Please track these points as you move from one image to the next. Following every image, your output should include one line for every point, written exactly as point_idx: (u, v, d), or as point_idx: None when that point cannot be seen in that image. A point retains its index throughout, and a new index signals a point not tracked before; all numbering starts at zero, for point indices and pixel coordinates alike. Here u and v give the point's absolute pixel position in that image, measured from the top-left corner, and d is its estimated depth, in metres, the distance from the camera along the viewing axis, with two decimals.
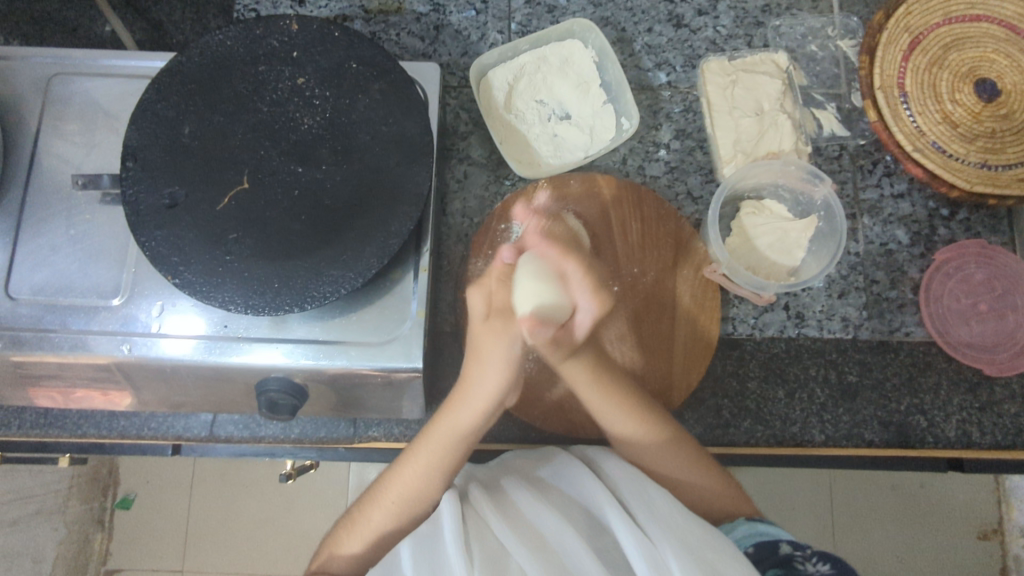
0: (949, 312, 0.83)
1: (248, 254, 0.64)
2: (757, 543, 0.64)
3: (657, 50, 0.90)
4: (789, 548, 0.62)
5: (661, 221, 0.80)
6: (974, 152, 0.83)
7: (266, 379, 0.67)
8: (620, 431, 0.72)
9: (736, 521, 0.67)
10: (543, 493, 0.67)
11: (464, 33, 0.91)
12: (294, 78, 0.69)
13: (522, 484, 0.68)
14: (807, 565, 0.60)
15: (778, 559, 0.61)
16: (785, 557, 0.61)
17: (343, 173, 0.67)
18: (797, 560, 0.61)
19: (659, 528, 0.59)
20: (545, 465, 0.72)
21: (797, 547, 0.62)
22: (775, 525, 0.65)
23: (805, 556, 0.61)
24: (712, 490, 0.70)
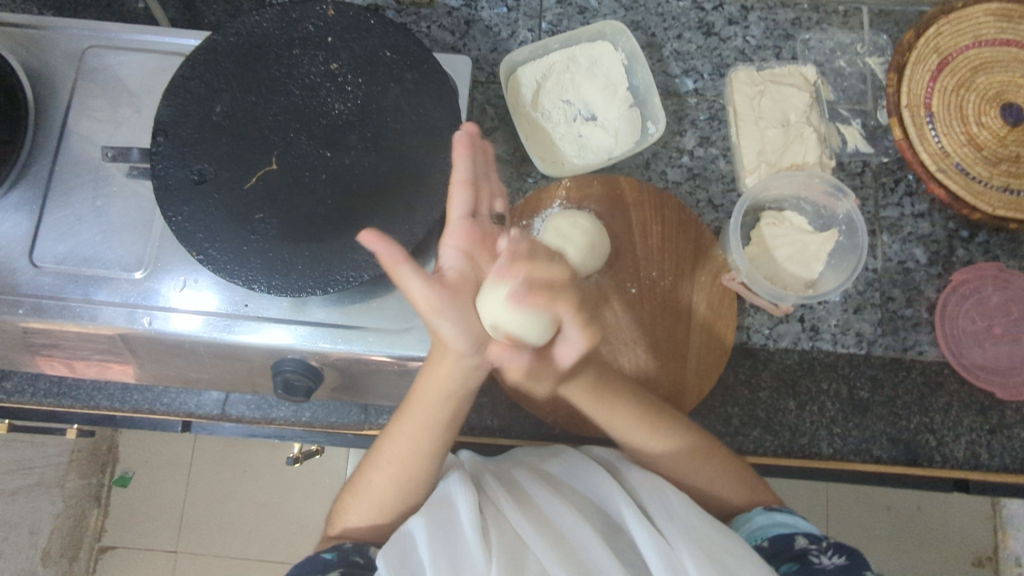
0: (964, 333, 0.83)
1: (273, 234, 0.65)
2: (771, 536, 0.65)
3: (685, 57, 0.91)
4: (805, 541, 0.64)
5: (678, 223, 0.80)
6: (997, 176, 0.84)
7: (282, 359, 0.68)
8: (648, 450, 0.71)
9: (752, 511, 0.68)
10: (557, 488, 0.67)
11: (495, 29, 0.91)
12: (327, 63, 0.70)
13: (535, 477, 0.68)
14: (824, 560, 0.62)
15: (793, 554, 0.63)
16: (800, 552, 0.63)
17: (371, 159, 0.67)
18: (814, 554, 0.63)
19: (674, 529, 0.60)
20: (556, 457, 0.73)
21: (813, 541, 0.64)
22: (790, 515, 0.67)
23: (819, 548, 0.63)
24: (725, 489, 0.71)
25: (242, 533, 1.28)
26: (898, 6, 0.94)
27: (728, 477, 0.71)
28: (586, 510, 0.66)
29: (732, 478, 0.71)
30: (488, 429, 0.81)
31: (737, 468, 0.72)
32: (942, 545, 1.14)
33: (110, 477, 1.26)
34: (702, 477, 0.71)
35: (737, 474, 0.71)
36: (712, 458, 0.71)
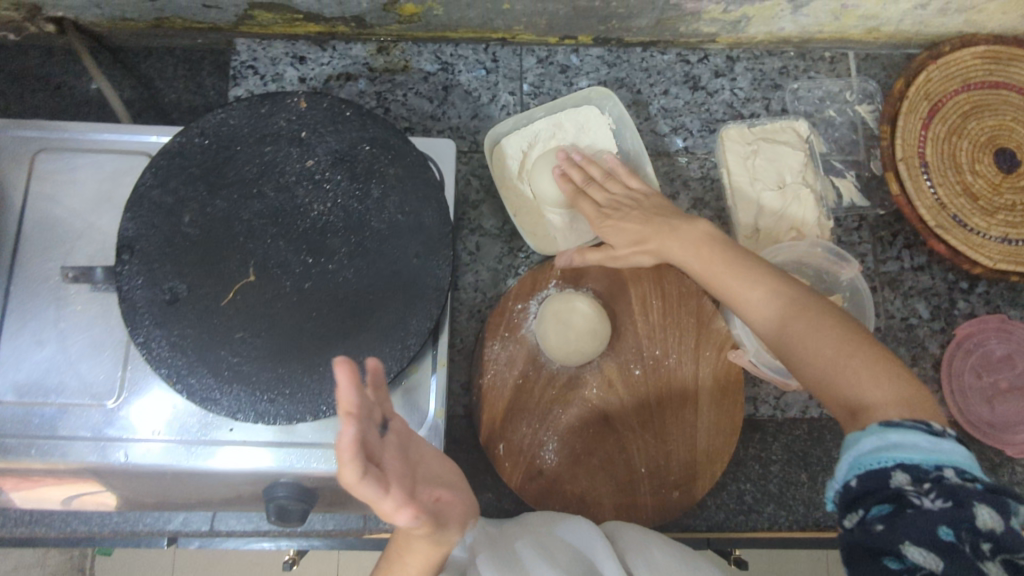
0: (969, 391, 0.81)
1: (256, 354, 0.60)
2: (867, 471, 0.46)
3: (674, 114, 0.88)
4: (905, 478, 0.44)
5: (677, 282, 0.76)
6: (995, 226, 0.83)
7: (274, 484, 0.63)
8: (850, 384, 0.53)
9: (865, 429, 0.48)
10: (542, 541, 0.63)
11: (474, 94, 0.88)
12: (303, 160, 0.65)
13: (525, 542, 0.63)
14: (925, 504, 0.42)
15: (890, 495, 0.44)
16: (895, 495, 0.43)
17: (356, 265, 0.63)
18: (912, 498, 0.43)
19: None
20: (553, 523, 0.67)
21: (916, 480, 0.43)
22: (912, 436, 0.45)
23: (921, 490, 0.43)
24: (873, 393, 0.51)
25: None
26: (883, 49, 0.92)
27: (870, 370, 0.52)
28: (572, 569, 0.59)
29: (884, 375, 0.52)
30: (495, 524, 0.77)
31: (886, 362, 0.53)
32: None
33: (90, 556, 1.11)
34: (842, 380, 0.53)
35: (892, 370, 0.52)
36: (849, 347, 0.54)
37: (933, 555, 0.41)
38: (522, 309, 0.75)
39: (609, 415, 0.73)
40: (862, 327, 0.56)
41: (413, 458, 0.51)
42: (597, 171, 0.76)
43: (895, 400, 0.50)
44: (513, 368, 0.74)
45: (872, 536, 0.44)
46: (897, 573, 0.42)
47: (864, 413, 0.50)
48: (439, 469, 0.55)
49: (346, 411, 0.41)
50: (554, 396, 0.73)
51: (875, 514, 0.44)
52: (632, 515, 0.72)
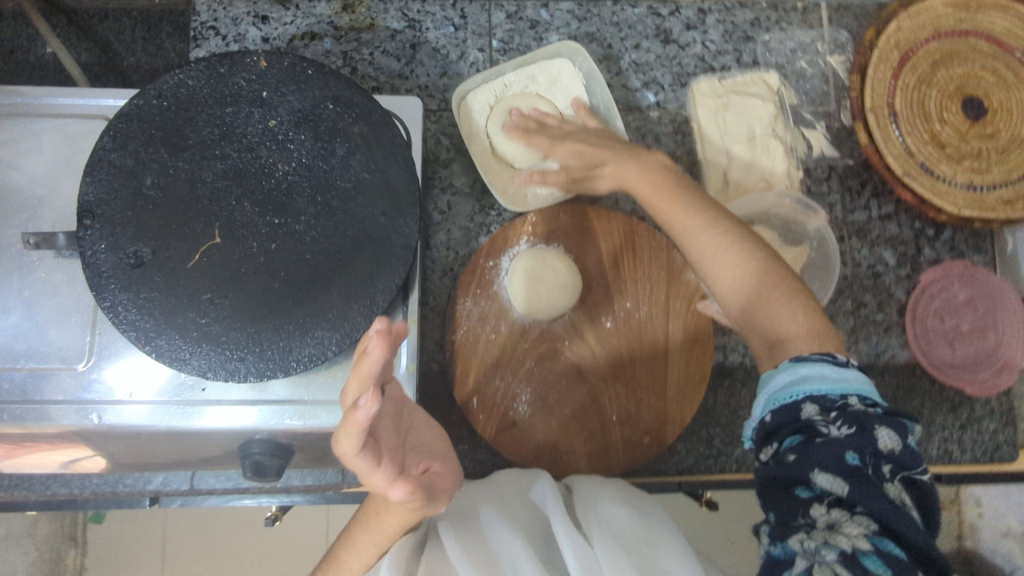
0: (932, 333, 0.84)
1: (225, 316, 0.61)
2: (776, 409, 0.51)
3: (645, 68, 0.87)
4: (814, 409, 0.49)
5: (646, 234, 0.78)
6: (961, 173, 0.84)
7: (249, 441, 0.64)
8: (767, 318, 0.59)
9: (778, 367, 0.54)
10: (501, 498, 0.66)
11: (443, 52, 0.87)
12: (265, 120, 0.65)
13: (491, 502, 0.65)
14: (830, 431, 0.48)
15: (799, 427, 0.49)
16: (804, 424, 0.49)
17: (323, 223, 0.63)
18: (820, 426, 0.48)
19: (598, 528, 0.57)
20: (524, 483, 0.68)
21: (824, 411, 0.49)
22: (817, 368, 0.51)
23: (828, 420, 0.48)
24: (791, 322, 0.57)
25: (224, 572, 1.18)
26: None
27: (790, 306, 0.58)
28: (534, 530, 0.61)
29: (798, 309, 0.58)
30: (471, 476, 0.78)
31: (805, 299, 0.59)
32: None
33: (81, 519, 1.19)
34: (767, 306, 0.59)
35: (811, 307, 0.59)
36: (771, 285, 0.59)
37: (841, 475, 0.46)
38: (494, 266, 0.76)
39: (577, 362, 0.75)
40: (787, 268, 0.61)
41: (403, 429, 0.55)
42: (553, 121, 0.78)
43: (806, 333, 0.57)
44: (486, 325, 0.75)
45: (785, 467, 0.48)
46: (808, 500, 0.47)
47: (780, 346, 0.57)
48: (427, 438, 0.59)
49: (364, 385, 0.43)
50: (527, 351, 0.75)
51: (788, 446, 0.50)
52: (605, 464, 0.74)
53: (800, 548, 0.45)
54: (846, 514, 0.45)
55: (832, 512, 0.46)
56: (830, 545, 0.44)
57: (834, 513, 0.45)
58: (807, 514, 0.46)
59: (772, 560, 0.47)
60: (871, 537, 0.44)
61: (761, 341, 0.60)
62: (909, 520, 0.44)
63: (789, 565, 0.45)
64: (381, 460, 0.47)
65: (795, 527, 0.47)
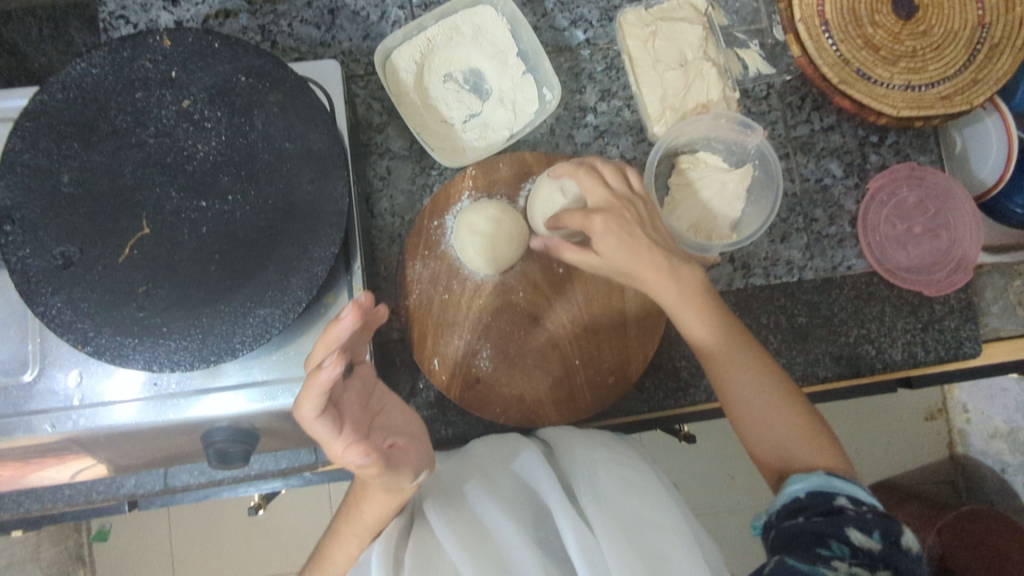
0: (885, 239, 0.85)
1: (165, 306, 0.60)
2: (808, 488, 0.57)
3: (570, 6, 0.85)
4: (858, 533, 0.52)
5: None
6: (898, 74, 0.82)
7: (212, 429, 0.64)
8: (765, 432, 0.64)
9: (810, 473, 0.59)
10: (492, 478, 0.63)
11: (363, 14, 0.84)
12: (178, 101, 0.62)
13: (476, 477, 0.63)
14: (856, 512, 0.54)
15: (825, 507, 0.55)
16: (836, 510, 0.54)
17: (252, 200, 0.62)
18: (850, 519, 0.53)
19: (599, 511, 0.55)
20: (507, 454, 0.67)
21: (864, 530, 0.52)
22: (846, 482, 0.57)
23: (857, 511, 0.54)
24: (777, 427, 0.64)
25: (235, 561, 1.21)
26: None
27: (784, 419, 0.64)
28: (521, 503, 0.60)
29: (801, 424, 0.64)
30: (444, 439, 0.78)
31: (799, 408, 0.65)
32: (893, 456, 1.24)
33: (87, 534, 1.20)
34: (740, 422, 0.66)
35: (812, 431, 0.64)
36: (794, 424, 0.64)
37: (869, 543, 0.52)
38: (438, 226, 0.75)
39: (538, 314, 0.75)
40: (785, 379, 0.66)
41: (374, 405, 0.56)
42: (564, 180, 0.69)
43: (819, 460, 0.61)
44: (438, 285, 0.74)
45: (813, 525, 0.53)
46: (831, 555, 0.51)
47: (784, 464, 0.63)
48: (400, 418, 0.59)
49: (330, 348, 0.48)
50: (483, 305, 0.75)
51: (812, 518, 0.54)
52: (573, 407, 0.75)
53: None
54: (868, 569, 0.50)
55: (854, 569, 0.50)
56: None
57: (860, 569, 0.50)
58: (829, 563, 0.50)
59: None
60: None
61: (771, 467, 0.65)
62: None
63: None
64: (343, 427, 0.50)
65: (820, 568, 0.50)
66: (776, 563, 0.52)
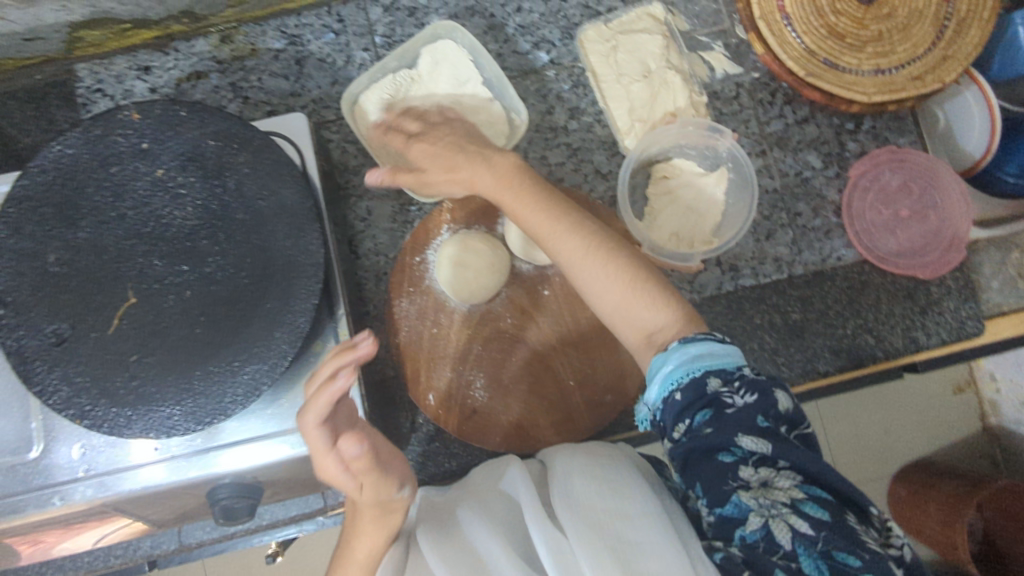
0: (873, 226, 0.84)
1: (156, 372, 0.61)
2: (683, 384, 0.53)
3: (531, 29, 0.86)
4: (750, 437, 0.48)
5: (577, 197, 0.77)
6: (866, 60, 0.81)
7: (217, 487, 0.65)
8: (631, 321, 0.61)
9: (667, 351, 0.56)
10: (485, 505, 0.62)
11: (329, 60, 0.86)
12: (152, 171, 0.64)
13: (471, 506, 0.63)
14: (736, 400, 0.50)
15: (704, 399, 0.51)
16: (711, 397, 0.51)
17: (233, 260, 0.63)
18: (726, 398, 0.51)
19: (562, 505, 0.53)
20: (501, 479, 0.66)
21: (748, 424, 0.49)
22: (704, 345, 0.55)
23: (733, 388, 0.51)
24: (633, 310, 0.61)
25: None
26: None
27: (643, 300, 0.61)
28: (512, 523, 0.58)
29: (657, 299, 0.61)
30: (449, 470, 0.79)
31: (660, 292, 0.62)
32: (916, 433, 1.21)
33: None
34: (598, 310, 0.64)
35: (663, 299, 0.61)
36: (639, 295, 0.61)
37: (760, 441, 0.48)
38: (421, 261, 0.76)
39: (527, 339, 0.75)
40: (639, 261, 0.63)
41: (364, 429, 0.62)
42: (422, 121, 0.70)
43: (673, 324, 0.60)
44: (425, 320, 0.75)
45: (706, 436, 0.49)
46: (733, 463, 0.48)
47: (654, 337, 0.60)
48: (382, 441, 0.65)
49: (345, 364, 0.54)
50: (473, 336, 0.75)
51: (698, 420, 0.51)
52: (572, 429, 0.75)
53: (754, 505, 0.46)
54: (771, 471, 0.47)
55: (760, 471, 0.47)
56: (770, 498, 0.46)
57: (765, 471, 0.47)
58: (739, 479, 0.47)
59: (721, 519, 0.47)
60: (802, 488, 0.46)
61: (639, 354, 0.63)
62: (831, 474, 0.47)
63: (742, 522, 0.46)
64: (339, 438, 0.56)
65: (732, 489, 0.47)
66: (708, 515, 0.48)
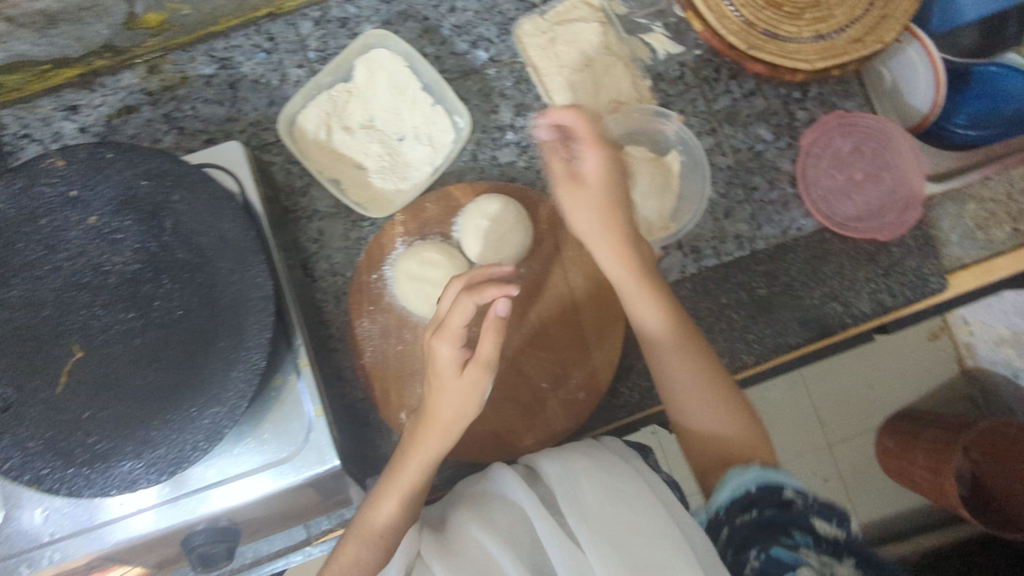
0: (828, 192, 0.84)
1: (111, 426, 0.59)
2: (757, 485, 0.56)
3: (467, 28, 0.84)
4: (820, 529, 0.51)
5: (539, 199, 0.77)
6: (806, 28, 0.80)
7: (190, 534, 0.64)
8: (699, 419, 0.66)
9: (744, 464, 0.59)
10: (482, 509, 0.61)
11: (263, 81, 0.84)
12: (85, 219, 0.62)
13: (469, 510, 0.62)
14: (811, 505, 0.53)
15: (777, 500, 0.54)
16: (785, 500, 0.53)
17: (180, 303, 0.61)
18: (799, 503, 0.53)
19: (577, 514, 0.53)
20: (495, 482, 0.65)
21: (820, 530, 0.51)
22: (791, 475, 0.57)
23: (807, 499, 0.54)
24: (708, 414, 0.65)
25: None
26: None
27: (719, 406, 0.65)
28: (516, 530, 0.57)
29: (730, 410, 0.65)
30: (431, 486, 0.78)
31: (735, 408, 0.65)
32: (894, 387, 1.22)
33: None
34: (655, 356, 0.69)
35: (737, 412, 0.65)
36: (719, 396, 0.66)
37: (829, 534, 0.51)
38: (377, 278, 0.75)
39: None
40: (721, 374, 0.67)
41: None
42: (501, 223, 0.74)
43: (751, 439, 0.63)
44: (389, 338, 0.74)
45: (774, 519, 0.52)
46: (797, 544, 0.50)
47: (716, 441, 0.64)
48: None
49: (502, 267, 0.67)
50: None
51: (767, 514, 0.53)
52: (549, 431, 0.74)
53: (810, 561, 0.48)
54: (833, 558, 0.49)
55: (821, 557, 0.49)
56: (828, 566, 0.48)
57: (827, 558, 0.49)
58: (800, 548, 0.49)
59: (772, 563, 0.49)
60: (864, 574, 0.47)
61: (697, 441, 0.66)
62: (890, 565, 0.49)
63: (794, 568, 0.48)
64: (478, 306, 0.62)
65: (791, 548, 0.49)
66: (756, 561, 0.50)
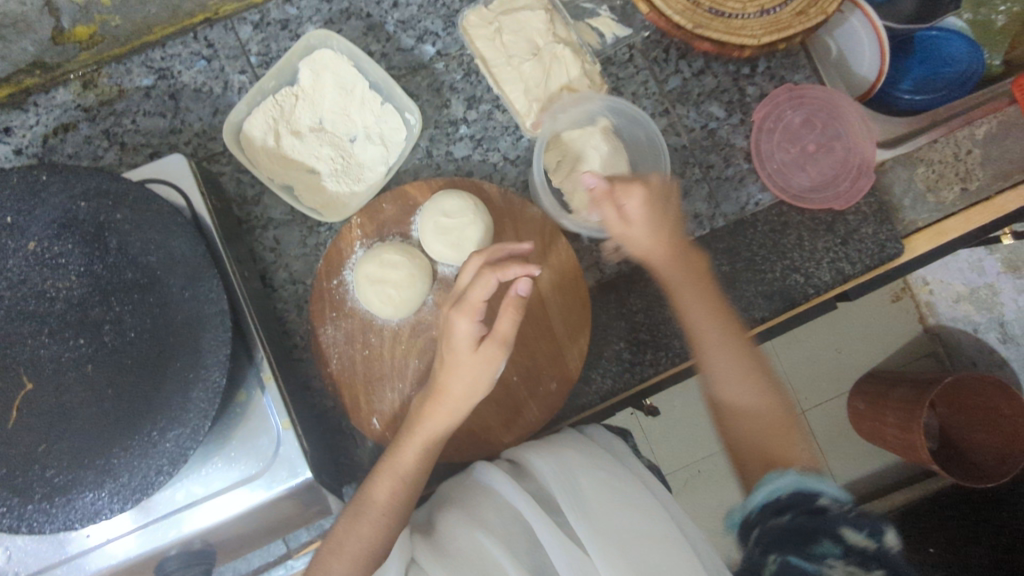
0: (783, 165, 0.85)
1: (70, 458, 0.57)
2: None
3: (412, 23, 0.83)
4: None
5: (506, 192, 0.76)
6: (750, 4, 0.80)
7: (164, 558, 0.63)
8: (748, 423, 0.64)
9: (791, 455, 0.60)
10: (471, 507, 0.61)
11: (205, 89, 0.81)
12: (23, 245, 0.59)
13: (457, 508, 0.62)
14: None
15: None
16: None
17: (132, 325, 0.59)
18: None
19: (579, 517, 0.55)
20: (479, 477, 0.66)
21: None
22: None
23: None
24: (760, 423, 0.63)
25: None
26: None
27: (775, 417, 0.63)
28: (510, 528, 0.58)
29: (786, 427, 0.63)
30: None
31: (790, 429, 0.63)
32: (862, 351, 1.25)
33: None
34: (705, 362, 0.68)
35: (790, 430, 0.63)
36: (771, 414, 0.64)
37: None
38: (338, 284, 0.73)
39: None
40: (779, 400, 0.66)
41: None
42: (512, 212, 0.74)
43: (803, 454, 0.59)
44: (355, 343, 0.73)
45: None
46: None
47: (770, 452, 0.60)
48: None
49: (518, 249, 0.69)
50: (408, 350, 0.73)
51: None
52: (524, 423, 0.74)
53: None
54: None
55: None
56: None
57: None
58: None
59: None
60: None
61: (743, 451, 0.62)
62: None
63: None
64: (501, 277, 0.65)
65: None
66: None
